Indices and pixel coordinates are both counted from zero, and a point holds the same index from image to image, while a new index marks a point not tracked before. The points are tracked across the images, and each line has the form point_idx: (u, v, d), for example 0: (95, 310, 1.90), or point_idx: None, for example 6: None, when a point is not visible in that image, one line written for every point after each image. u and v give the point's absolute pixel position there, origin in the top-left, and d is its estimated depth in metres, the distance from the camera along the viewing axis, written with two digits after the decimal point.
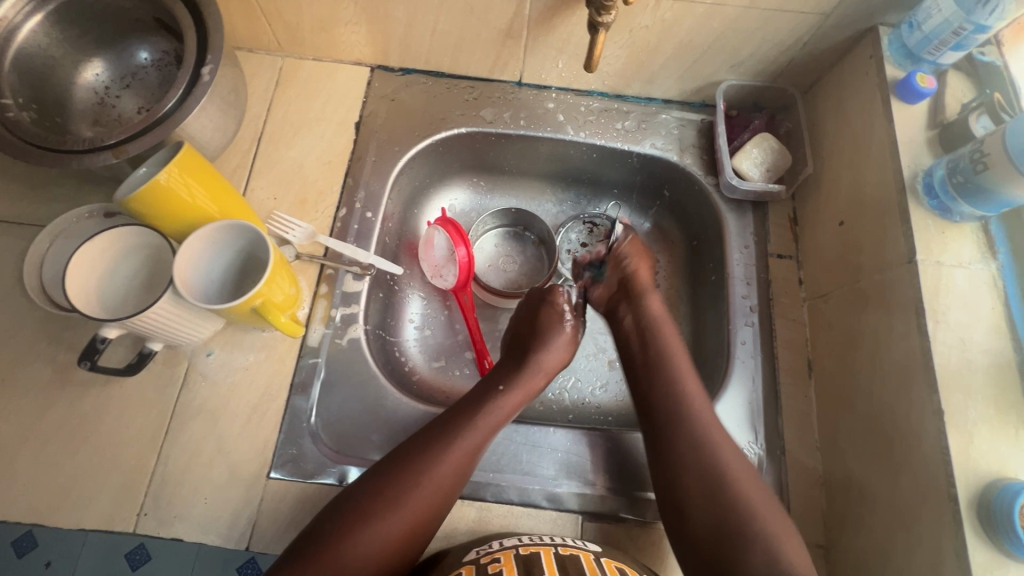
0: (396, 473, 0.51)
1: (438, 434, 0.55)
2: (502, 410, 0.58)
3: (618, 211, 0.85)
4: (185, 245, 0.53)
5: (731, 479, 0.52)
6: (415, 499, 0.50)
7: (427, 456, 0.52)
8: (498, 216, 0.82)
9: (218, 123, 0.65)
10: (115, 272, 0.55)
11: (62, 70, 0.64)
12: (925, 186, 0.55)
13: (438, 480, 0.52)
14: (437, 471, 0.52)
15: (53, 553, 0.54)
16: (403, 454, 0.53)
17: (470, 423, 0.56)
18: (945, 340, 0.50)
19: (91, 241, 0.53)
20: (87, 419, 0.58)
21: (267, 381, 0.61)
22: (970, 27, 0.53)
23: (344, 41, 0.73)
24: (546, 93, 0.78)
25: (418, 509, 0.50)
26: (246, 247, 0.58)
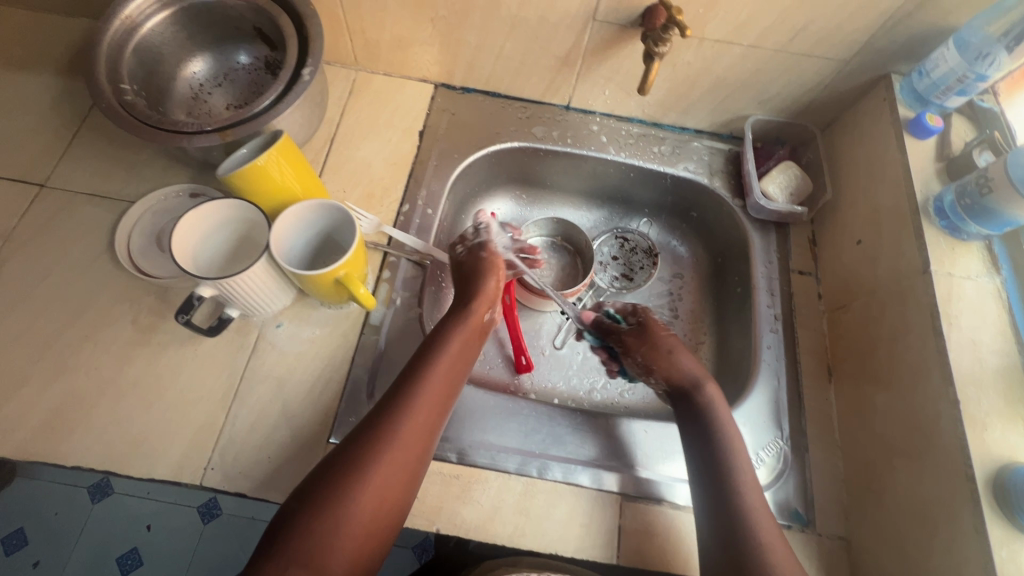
0: (366, 439, 0.50)
1: (400, 393, 0.54)
2: (456, 353, 0.58)
3: (649, 228, 0.92)
4: (278, 223, 0.58)
5: (744, 516, 0.54)
6: (393, 456, 0.50)
7: (396, 409, 0.52)
8: (541, 225, 0.89)
9: (302, 120, 0.72)
10: (205, 242, 0.61)
11: (168, 65, 0.72)
12: (936, 209, 0.62)
13: (406, 437, 0.51)
14: (407, 428, 0.52)
15: None
16: (374, 417, 0.52)
17: (433, 373, 0.56)
18: (958, 340, 0.56)
19: (191, 214, 0.58)
20: (162, 376, 0.63)
21: (331, 354, 0.66)
22: (971, 75, 0.63)
23: (416, 59, 0.82)
24: (591, 117, 0.86)
25: (396, 469, 0.50)
26: (327, 227, 0.64)
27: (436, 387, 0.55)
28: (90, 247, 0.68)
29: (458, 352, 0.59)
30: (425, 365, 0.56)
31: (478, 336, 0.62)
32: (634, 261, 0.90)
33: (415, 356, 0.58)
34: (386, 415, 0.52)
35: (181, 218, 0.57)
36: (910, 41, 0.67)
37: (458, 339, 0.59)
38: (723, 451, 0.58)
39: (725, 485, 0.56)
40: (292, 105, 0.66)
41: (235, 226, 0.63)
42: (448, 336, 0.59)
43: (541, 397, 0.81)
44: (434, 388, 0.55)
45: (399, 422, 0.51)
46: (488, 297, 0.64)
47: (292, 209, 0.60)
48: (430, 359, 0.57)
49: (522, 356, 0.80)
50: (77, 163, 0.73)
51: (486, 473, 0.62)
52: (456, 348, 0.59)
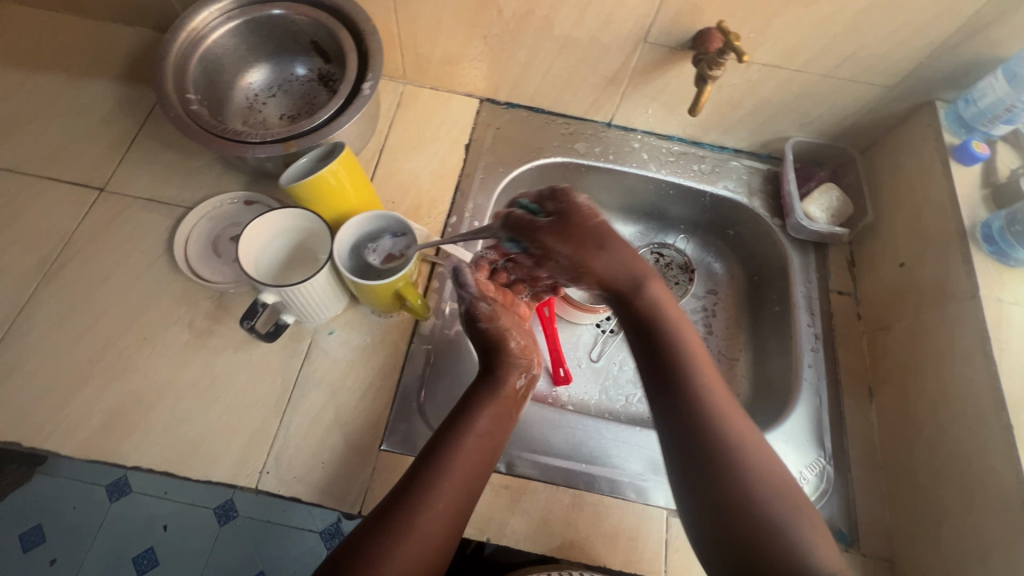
0: (391, 519, 0.45)
1: (425, 470, 0.49)
2: (493, 421, 0.54)
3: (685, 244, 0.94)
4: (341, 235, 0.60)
5: (726, 439, 0.46)
6: (421, 536, 0.45)
7: (430, 480, 0.48)
8: None
9: (357, 132, 0.74)
10: (265, 250, 0.63)
11: (228, 76, 0.74)
12: (984, 235, 0.64)
13: (432, 520, 0.46)
14: (435, 506, 0.47)
15: None
16: (405, 486, 0.47)
17: (463, 449, 0.51)
18: (1009, 365, 0.57)
19: (255, 224, 0.60)
20: (218, 380, 0.64)
21: (382, 362, 0.67)
22: (1021, 105, 0.64)
23: (464, 74, 0.83)
24: (632, 134, 0.88)
25: (423, 547, 0.45)
26: (381, 237, 0.65)
27: (472, 459, 0.51)
28: (148, 251, 0.70)
29: (490, 424, 0.54)
30: (456, 437, 0.51)
31: (511, 404, 0.57)
32: (670, 275, 0.90)
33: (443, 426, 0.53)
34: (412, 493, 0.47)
35: (246, 224, 0.59)
36: (957, 70, 0.69)
37: (494, 407, 0.55)
38: (680, 360, 0.51)
39: (700, 418, 0.48)
40: (352, 118, 0.67)
41: (293, 239, 0.65)
42: (484, 403, 0.55)
43: (578, 408, 0.81)
44: (470, 461, 0.50)
45: (426, 502, 0.46)
46: (517, 358, 0.60)
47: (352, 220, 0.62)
48: (461, 430, 0.52)
49: (560, 367, 0.80)
50: (135, 167, 0.75)
51: (534, 484, 0.63)
52: (488, 419, 0.54)
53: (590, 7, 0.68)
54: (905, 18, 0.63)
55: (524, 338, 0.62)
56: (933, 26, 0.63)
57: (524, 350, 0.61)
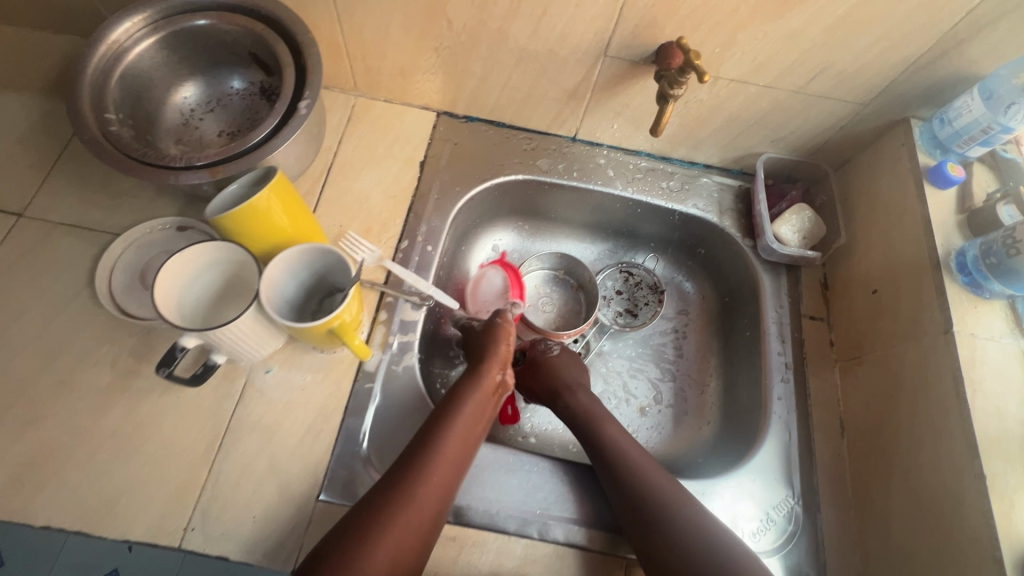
0: (383, 503, 0.49)
1: (415, 458, 0.53)
2: (479, 408, 0.59)
3: (655, 263, 0.90)
4: (265, 277, 0.54)
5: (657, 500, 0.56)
6: (415, 510, 0.50)
7: (421, 461, 0.53)
8: (545, 259, 0.86)
9: (299, 151, 0.69)
10: (185, 294, 0.56)
11: (158, 91, 0.68)
12: (958, 264, 0.60)
13: (421, 506, 0.50)
14: (428, 483, 0.51)
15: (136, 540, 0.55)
16: (399, 466, 0.53)
17: (450, 439, 0.55)
18: (982, 408, 0.54)
19: (162, 278, 0.52)
20: (142, 426, 0.59)
21: (323, 402, 0.63)
22: (997, 127, 0.60)
23: (418, 87, 0.78)
24: (597, 149, 0.83)
25: (418, 519, 0.49)
26: (308, 264, 0.59)
27: (460, 442, 0.56)
28: (69, 283, 0.65)
29: (474, 418, 0.58)
30: (445, 428, 0.55)
31: (494, 397, 0.62)
32: (639, 296, 0.86)
33: (432, 419, 0.57)
34: (405, 481, 0.51)
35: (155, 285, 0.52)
36: (931, 87, 0.65)
37: (478, 395, 0.59)
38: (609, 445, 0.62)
39: (641, 487, 0.58)
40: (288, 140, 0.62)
41: (219, 264, 0.58)
42: (470, 392, 0.59)
43: (541, 441, 0.77)
44: (457, 444, 0.55)
45: (418, 486, 0.51)
46: (499, 359, 0.64)
47: (278, 255, 0.56)
48: (448, 423, 0.56)
49: (509, 405, 0.74)
50: (58, 190, 0.69)
51: (484, 535, 0.59)
52: (473, 407, 0.58)
53: (545, 19, 0.64)
54: (877, 34, 0.59)
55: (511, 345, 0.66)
56: (906, 42, 0.59)
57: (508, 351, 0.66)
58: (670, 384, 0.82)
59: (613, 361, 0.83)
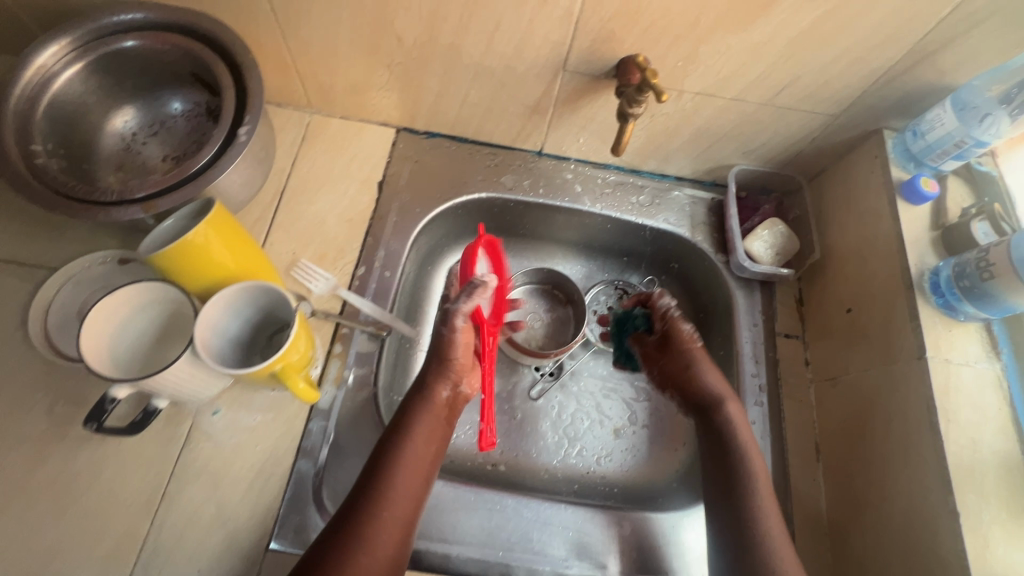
0: (341, 546, 0.46)
1: (368, 490, 0.51)
2: (429, 428, 0.57)
3: (652, 286, 0.85)
4: (198, 324, 0.51)
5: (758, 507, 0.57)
6: (379, 545, 0.48)
7: (375, 493, 0.50)
8: (531, 275, 0.83)
9: (246, 177, 0.66)
10: (117, 342, 0.53)
11: (93, 116, 0.64)
12: (932, 285, 0.58)
13: (384, 539, 0.48)
14: (387, 516, 0.50)
15: None
16: (353, 501, 0.50)
17: (399, 476, 0.52)
18: (957, 439, 0.52)
19: (87, 333, 0.49)
20: (80, 477, 0.56)
21: (274, 443, 0.60)
22: (971, 141, 0.58)
23: (374, 104, 0.75)
24: (564, 163, 0.80)
25: (382, 555, 0.48)
26: (243, 298, 0.56)
27: (415, 467, 0.54)
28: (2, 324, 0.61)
29: (421, 447, 0.55)
30: (391, 466, 0.52)
31: (442, 417, 0.59)
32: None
33: (375, 456, 0.54)
34: (353, 531, 0.48)
35: (81, 346, 0.49)
36: (904, 98, 0.62)
37: (427, 416, 0.58)
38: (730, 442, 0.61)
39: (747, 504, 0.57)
40: (228, 169, 0.59)
41: (156, 299, 0.55)
42: (419, 415, 0.57)
43: (512, 469, 0.74)
44: (411, 468, 0.53)
45: (377, 518, 0.49)
46: (456, 368, 0.61)
47: (213, 298, 0.53)
48: (394, 458, 0.53)
49: (485, 426, 0.65)
50: None
51: None
52: (424, 428, 0.57)
53: (498, 34, 0.60)
54: (844, 45, 0.56)
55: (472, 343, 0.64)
56: (876, 53, 0.57)
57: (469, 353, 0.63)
58: (644, 403, 0.80)
59: (583, 380, 0.80)
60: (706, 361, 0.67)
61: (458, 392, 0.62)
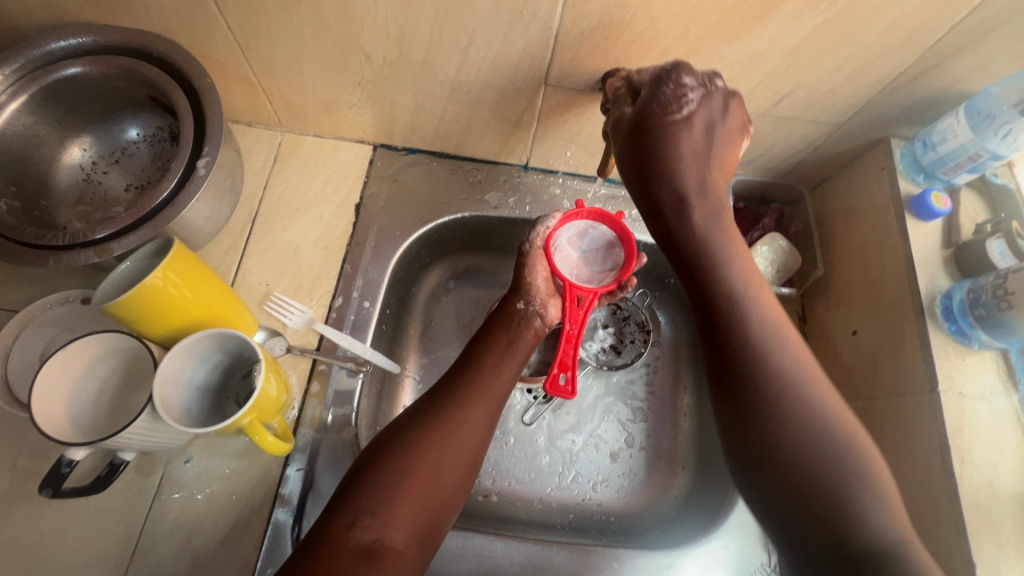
0: (428, 418, 0.49)
1: (458, 377, 0.54)
2: (514, 335, 0.59)
3: (644, 299, 0.82)
4: (156, 385, 0.47)
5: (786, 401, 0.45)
6: (467, 422, 0.50)
7: (466, 380, 0.53)
8: None
9: (211, 208, 0.62)
10: (85, 412, 0.50)
11: (46, 149, 0.60)
12: (944, 310, 0.54)
13: (472, 420, 0.51)
14: (475, 399, 0.52)
15: None
16: (443, 386, 0.53)
17: (481, 371, 0.54)
18: (972, 481, 0.48)
19: (44, 414, 0.47)
20: (47, 534, 0.54)
21: (249, 492, 0.57)
22: (986, 154, 0.54)
23: (347, 121, 0.70)
24: (552, 177, 0.76)
25: (471, 431, 0.50)
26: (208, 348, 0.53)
27: (499, 361, 0.56)
28: None
29: (503, 348, 0.57)
30: (475, 365, 0.55)
31: (522, 330, 0.59)
32: (626, 332, 0.79)
33: (461, 356, 0.57)
34: (439, 409, 0.50)
35: (46, 429, 0.46)
36: (914, 106, 0.57)
37: (509, 324, 0.59)
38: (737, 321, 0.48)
39: (786, 408, 0.45)
40: (187, 206, 0.55)
41: (114, 344, 0.52)
42: (506, 322, 0.60)
43: (505, 499, 0.70)
44: (495, 361, 0.56)
45: (464, 400, 0.51)
46: (533, 289, 0.62)
47: (170, 353, 0.49)
48: (477, 357, 0.56)
49: (562, 374, 0.58)
50: None
51: None
52: (505, 333, 0.58)
53: (472, 49, 0.56)
54: (847, 55, 0.52)
55: (544, 273, 0.62)
56: (882, 60, 0.52)
57: (544, 282, 0.62)
58: (641, 424, 0.76)
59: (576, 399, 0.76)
60: (694, 150, 0.50)
61: (534, 311, 0.61)
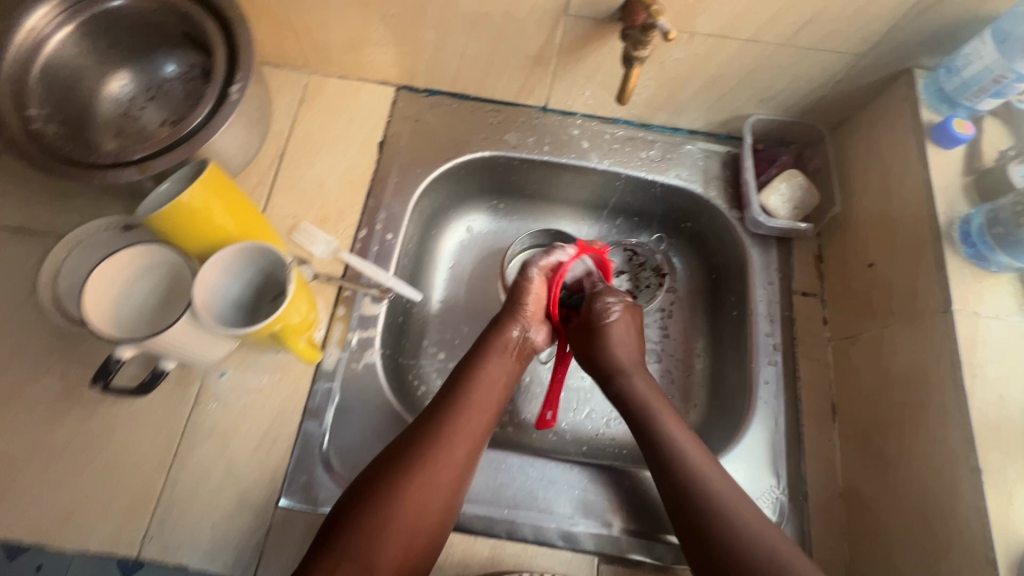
0: (410, 458, 0.52)
1: (438, 416, 0.55)
2: (497, 369, 0.60)
3: (661, 245, 0.83)
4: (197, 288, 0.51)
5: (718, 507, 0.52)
6: (447, 468, 0.52)
7: (446, 420, 0.55)
8: (537, 236, 0.78)
9: (242, 139, 0.64)
10: (129, 318, 0.54)
11: (89, 81, 0.64)
12: (961, 235, 0.54)
13: (451, 463, 0.53)
14: (454, 443, 0.53)
15: (44, 555, 0.54)
16: (420, 426, 0.55)
17: (462, 411, 0.56)
18: (982, 395, 0.49)
19: (93, 313, 0.50)
20: (96, 436, 0.58)
21: (279, 406, 0.60)
22: (1011, 75, 0.53)
23: (371, 60, 0.72)
24: (571, 119, 0.77)
25: (450, 475, 0.52)
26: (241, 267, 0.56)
27: (483, 399, 0.57)
28: (16, 290, 0.63)
29: (489, 381, 0.59)
30: (458, 405, 0.56)
31: (511, 357, 0.62)
32: (642, 278, 0.80)
33: (444, 389, 0.58)
34: (420, 450, 0.52)
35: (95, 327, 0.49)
36: (940, 31, 0.57)
37: (492, 357, 0.61)
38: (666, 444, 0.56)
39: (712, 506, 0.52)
40: (220, 129, 0.57)
41: (157, 258, 0.55)
42: (491, 356, 0.61)
43: (520, 430, 0.72)
44: (478, 401, 0.57)
45: (444, 442, 0.53)
46: (528, 314, 0.63)
47: (208, 263, 0.53)
48: (463, 392, 0.57)
49: (548, 410, 0.68)
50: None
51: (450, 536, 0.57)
52: (491, 367, 0.60)
53: None
54: None
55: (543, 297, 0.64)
56: None
57: (539, 306, 0.64)
58: (655, 365, 0.76)
59: None
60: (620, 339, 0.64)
61: (527, 337, 0.64)
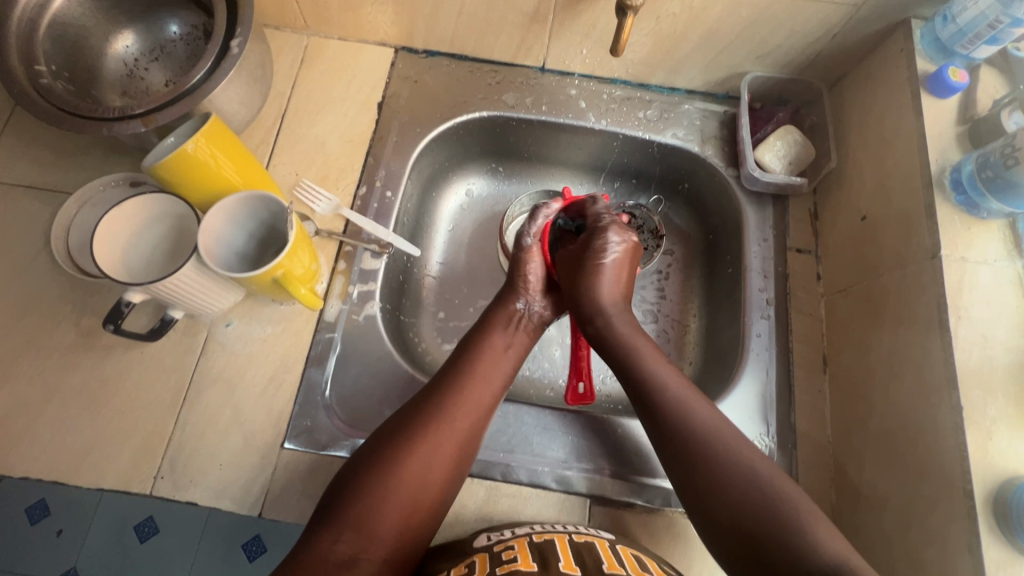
0: (414, 425, 0.51)
1: (442, 385, 0.55)
2: (501, 341, 0.60)
3: (659, 207, 0.83)
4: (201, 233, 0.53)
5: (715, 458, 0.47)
6: (450, 433, 0.52)
7: (451, 387, 0.55)
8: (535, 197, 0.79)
9: (244, 97, 0.66)
10: (136, 265, 0.56)
11: (95, 40, 0.65)
12: (953, 182, 0.55)
13: (456, 426, 0.52)
14: (458, 410, 0.53)
15: (63, 522, 0.56)
16: (423, 395, 0.54)
17: (467, 380, 0.55)
18: (967, 336, 0.50)
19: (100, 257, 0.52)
20: (109, 382, 0.60)
21: (283, 355, 0.62)
22: (1006, 20, 0.53)
23: (370, 20, 0.73)
24: (569, 79, 0.77)
25: (452, 440, 0.51)
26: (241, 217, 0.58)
27: (489, 368, 0.57)
28: (29, 244, 0.65)
29: (490, 353, 0.59)
30: (462, 373, 0.56)
31: (516, 329, 0.62)
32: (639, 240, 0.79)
33: (450, 361, 0.58)
34: (424, 416, 0.52)
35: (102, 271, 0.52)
36: None
37: (498, 329, 0.61)
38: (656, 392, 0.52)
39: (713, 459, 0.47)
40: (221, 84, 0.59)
41: (162, 209, 0.58)
42: (495, 329, 0.61)
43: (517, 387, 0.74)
44: (484, 369, 0.57)
45: (448, 407, 0.53)
46: (530, 287, 0.65)
47: (211, 213, 0.54)
48: (465, 362, 0.57)
49: (580, 383, 0.67)
50: (10, 151, 0.68)
51: None
52: (499, 338, 0.60)
53: None
54: None
55: (541, 271, 0.65)
56: None
57: (538, 280, 0.66)
58: (651, 325, 0.77)
59: None
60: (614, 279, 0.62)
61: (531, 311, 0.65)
